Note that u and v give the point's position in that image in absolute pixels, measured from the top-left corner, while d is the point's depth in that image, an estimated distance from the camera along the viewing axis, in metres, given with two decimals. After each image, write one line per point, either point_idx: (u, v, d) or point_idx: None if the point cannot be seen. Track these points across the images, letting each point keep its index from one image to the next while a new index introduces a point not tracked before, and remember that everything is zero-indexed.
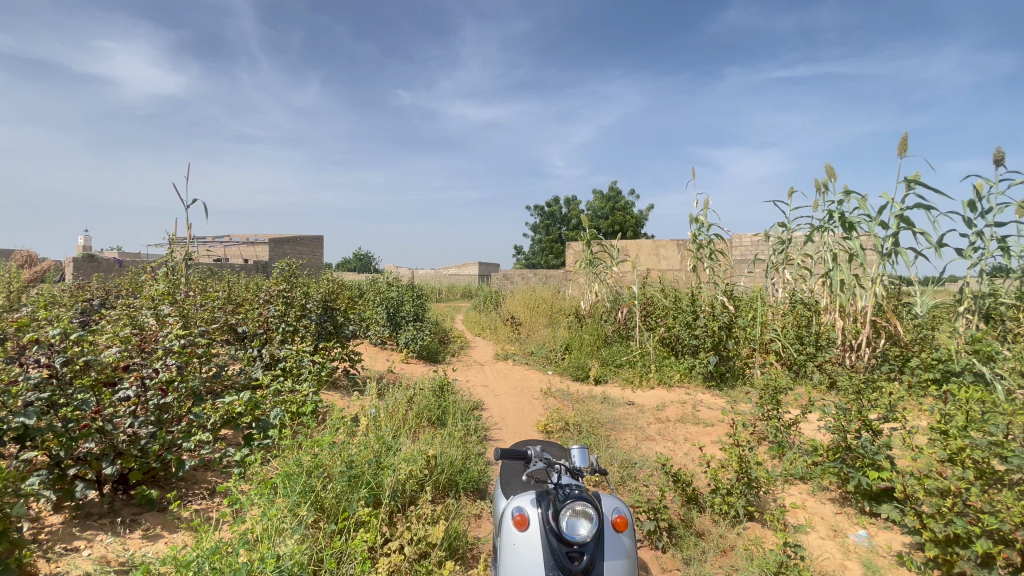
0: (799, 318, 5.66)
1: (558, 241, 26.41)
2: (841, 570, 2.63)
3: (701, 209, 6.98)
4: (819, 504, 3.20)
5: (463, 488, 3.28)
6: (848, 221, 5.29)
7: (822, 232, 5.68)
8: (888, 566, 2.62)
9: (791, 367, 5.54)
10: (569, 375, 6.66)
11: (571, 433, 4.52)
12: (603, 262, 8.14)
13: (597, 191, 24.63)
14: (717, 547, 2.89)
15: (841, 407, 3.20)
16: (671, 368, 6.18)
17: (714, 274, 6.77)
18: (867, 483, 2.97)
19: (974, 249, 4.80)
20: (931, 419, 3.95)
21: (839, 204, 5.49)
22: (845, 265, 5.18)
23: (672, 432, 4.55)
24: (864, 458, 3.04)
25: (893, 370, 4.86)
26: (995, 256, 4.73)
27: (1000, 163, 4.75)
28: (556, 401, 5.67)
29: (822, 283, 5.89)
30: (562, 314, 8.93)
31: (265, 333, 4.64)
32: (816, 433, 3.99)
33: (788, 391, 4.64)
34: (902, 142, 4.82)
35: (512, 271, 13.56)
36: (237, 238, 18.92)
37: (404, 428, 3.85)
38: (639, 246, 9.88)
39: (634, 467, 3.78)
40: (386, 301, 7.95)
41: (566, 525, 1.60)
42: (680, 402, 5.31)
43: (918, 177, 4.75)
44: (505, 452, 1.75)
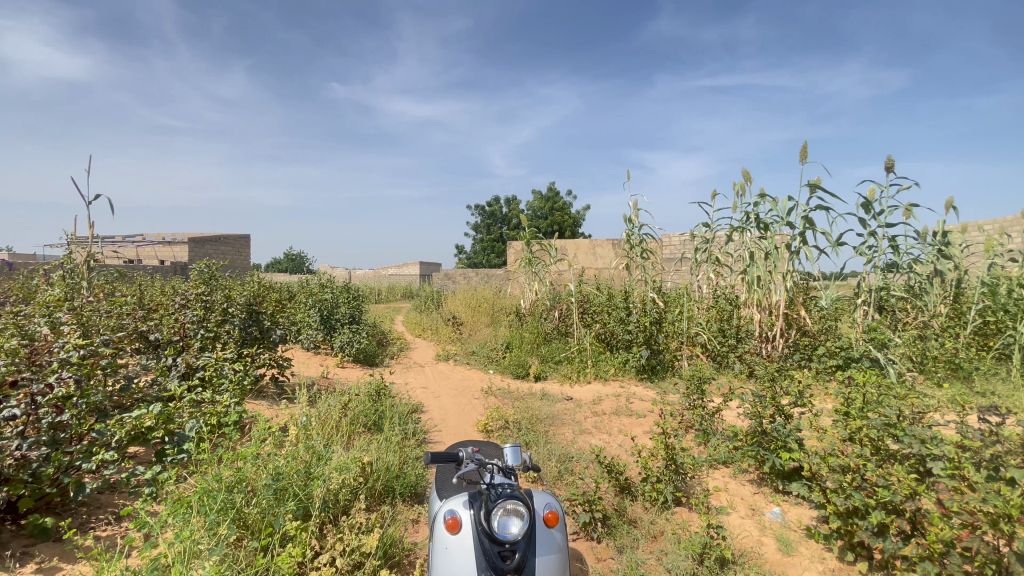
0: (721, 312, 6.03)
1: (500, 240, 26.57)
2: (758, 546, 2.83)
3: (633, 210, 7.28)
4: (740, 486, 3.44)
5: (400, 493, 3.20)
6: (763, 221, 5.72)
7: (741, 232, 6.09)
8: (799, 539, 2.86)
9: (715, 358, 5.89)
10: (510, 373, 6.71)
11: (511, 431, 4.55)
12: (542, 261, 8.30)
13: (537, 191, 24.99)
14: (649, 533, 3.02)
15: (758, 395, 3.47)
16: (607, 363, 6.39)
17: (645, 272, 7.06)
18: (780, 463, 3.21)
19: (869, 247, 5.33)
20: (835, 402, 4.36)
21: (754, 206, 5.92)
22: (760, 263, 5.59)
23: (608, 424, 4.71)
24: (778, 440, 3.29)
25: (803, 358, 5.30)
26: (886, 254, 5.27)
27: (890, 170, 5.31)
28: (496, 400, 5.69)
29: (741, 280, 6.31)
30: (503, 313, 8.99)
31: (182, 340, 4.35)
32: (737, 419, 4.28)
33: (712, 381, 4.97)
34: (804, 149, 5.27)
35: (454, 270, 13.48)
36: (153, 238, 17.55)
37: (339, 435, 3.71)
38: (578, 245, 10.13)
39: (571, 460, 3.89)
40: (319, 303, 7.61)
41: (498, 524, 1.60)
42: (615, 395, 5.51)
43: (820, 181, 5.21)
44: (436, 455, 1.71)
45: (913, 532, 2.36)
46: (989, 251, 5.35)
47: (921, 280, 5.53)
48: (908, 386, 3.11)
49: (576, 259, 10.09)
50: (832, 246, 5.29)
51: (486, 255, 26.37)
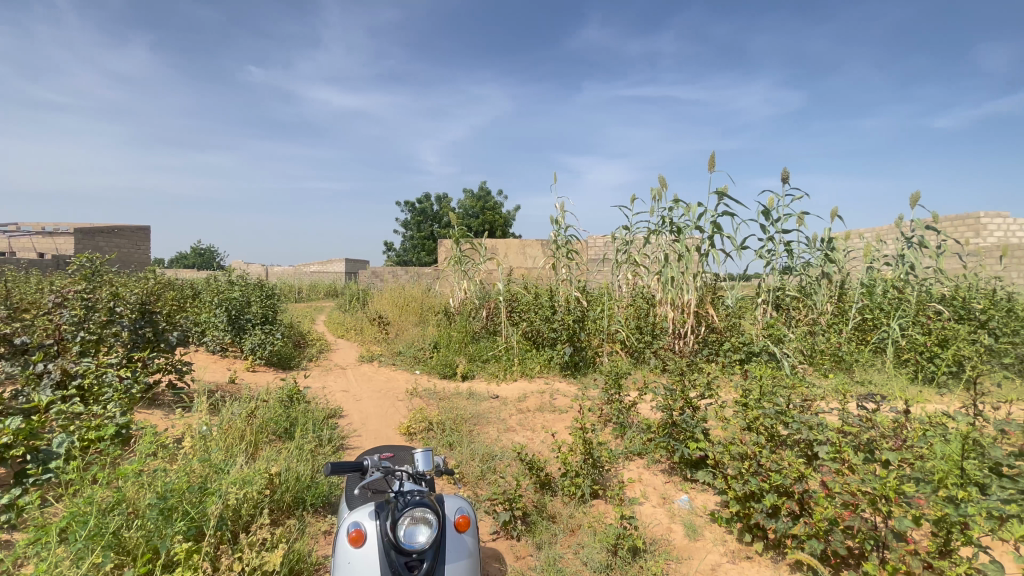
0: (639, 311, 6.33)
1: (430, 238, 26.12)
2: (667, 533, 2.99)
3: (559, 211, 7.42)
4: (653, 476, 3.62)
5: (311, 504, 3.02)
6: (677, 225, 6.07)
7: (657, 235, 6.42)
8: (704, 524, 3.05)
9: (633, 354, 6.17)
10: (436, 373, 6.59)
11: (434, 433, 4.47)
12: (471, 260, 8.26)
13: (469, 190, 24.85)
14: (567, 527, 3.08)
15: (669, 388, 3.67)
16: (532, 360, 6.47)
17: (570, 272, 7.25)
18: (688, 453, 3.40)
19: (767, 251, 5.83)
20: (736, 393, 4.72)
21: (669, 211, 6.28)
22: (674, 264, 5.93)
23: (532, 421, 4.77)
24: (687, 431, 3.49)
25: (711, 353, 5.69)
26: (782, 257, 5.77)
27: (786, 181, 5.84)
28: (421, 401, 5.57)
29: (657, 280, 6.66)
30: (431, 312, 8.82)
31: (56, 344, 3.83)
32: (651, 412, 4.51)
33: (629, 376, 5.19)
34: (713, 158, 5.66)
35: (382, 268, 13.06)
36: (28, 228, 15.36)
37: (244, 445, 3.44)
38: (508, 245, 10.18)
39: (494, 459, 3.89)
40: (227, 303, 7.03)
41: (404, 534, 1.53)
42: (539, 392, 5.59)
43: (726, 189, 5.61)
44: (337, 465, 1.62)
45: (801, 512, 2.58)
46: (866, 255, 6.03)
47: (812, 281, 6.13)
48: (796, 377, 3.43)
49: (505, 258, 10.14)
50: (736, 249, 5.72)
51: (415, 253, 25.82)
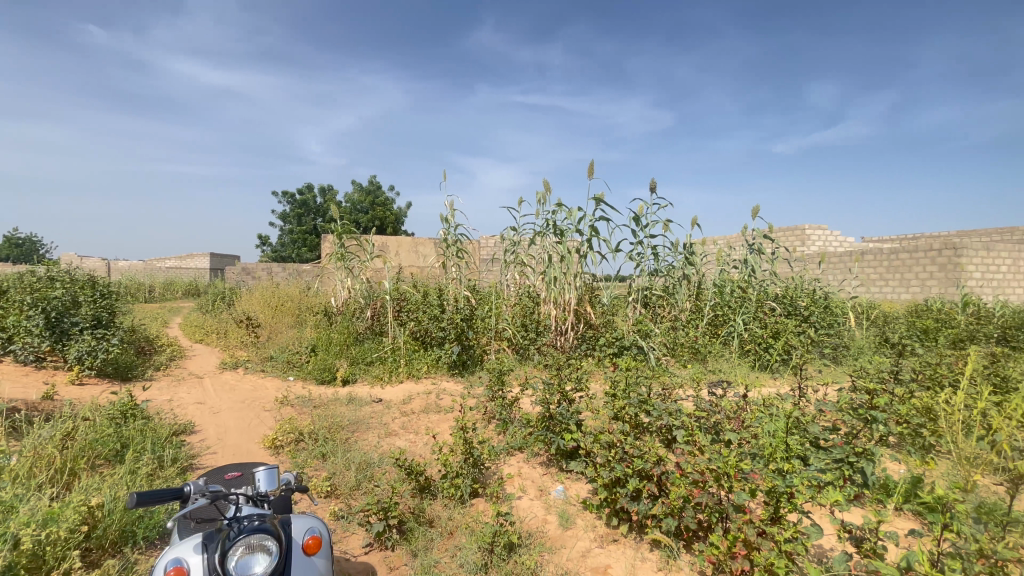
0: (524, 309, 6.48)
1: (313, 233, 24.32)
2: (542, 525, 3.07)
3: (447, 210, 7.33)
4: (532, 469, 3.70)
5: (143, 538, 2.56)
6: (559, 228, 6.33)
7: (542, 236, 6.64)
8: (576, 512, 3.18)
9: (518, 351, 6.30)
10: (313, 379, 6.09)
11: (307, 443, 4.11)
12: (355, 257, 7.81)
13: (356, 183, 23.61)
14: (445, 530, 3.01)
15: (548, 383, 3.79)
16: (419, 361, 6.29)
17: (459, 271, 7.20)
18: (563, 444, 3.53)
19: (638, 254, 6.33)
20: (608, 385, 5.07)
21: (553, 213, 6.53)
22: (556, 264, 6.17)
23: (415, 424, 4.62)
24: (563, 423, 3.62)
25: (588, 348, 6.02)
26: (649, 260, 6.30)
27: (653, 191, 6.38)
28: (293, 409, 5.10)
29: (541, 279, 6.88)
30: (309, 312, 8.17)
31: None
32: (532, 407, 4.64)
33: (513, 374, 5.29)
34: (591, 166, 5.99)
35: (255, 264, 11.84)
36: None
37: (57, 477, 2.83)
38: (400, 243, 9.81)
39: (372, 466, 3.68)
40: (43, 303, 5.78)
41: (235, 567, 1.35)
42: (425, 393, 5.45)
43: (603, 195, 5.98)
44: (143, 496, 1.36)
45: (659, 493, 2.75)
46: (718, 259, 6.82)
47: (674, 281, 6.79)
48: (658, 368, 3.76)
49: (396, 256, 9.76)
50: (611, 251, 6.12)
51: (296, 249, 23.87)
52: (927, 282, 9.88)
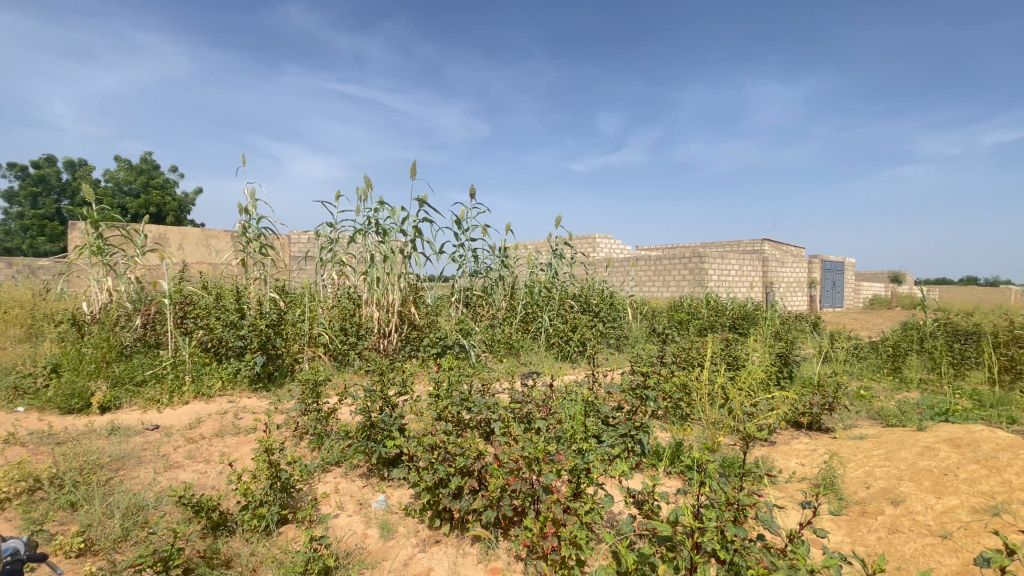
0: (344, 312, 6.09)
1: (52, 219, 18.86)
2: (362, 540, 2.91)
3: (250, 201, 6.45)
4: (350, 483, 3.50)
5: None
6: (381, 227, 6.12)
7: (362, 235, 6.32)
8: (398, 519, 3.11)
9: (336, 357, 5.87)
10: (53, 408, 4.71)
11: (43, 495, 3.15)
12: (121, 252, 6.32)
13: (121, 160, 19.14)
14: (246, 568, 2.63)
15: (369, 390, 3.63)
16: (210, 376, 5.37)
17: (265, 270, 6.39)
18: (384, 452, 3.42)
19: (459, 256, 6.50)
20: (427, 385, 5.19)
21: (374, 212, 6.28)
22: (378, 265, 5.94)
23: (205, 451, 3.94)
24: (385, 430, 3.50)
25: (411, 350, 5.93)
26: (470, 262, 6.52)
27: (474, 196, 6.62)
28: (18, 448, 3.87)
29: (362, 280, 6.56)
30: (47, 322, 6.31)
31: None
32: (350, 418, 4.39)
33: (328, 384, 4.94)
34: (415, 166, 5.93)
35: None
36: None
37: None
38: (184, 235, 8.31)
39: (145, 510, 3.02)
40: None
41: None
42: (219, 413, 4.70)
43: (426, 197, 5.98)
44: None
45: (479, 488, 2.84)
46: (529, 262, 7.41)
47: (491, 281, 7.16)
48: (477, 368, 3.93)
49: (180, 251, 8.23)
50: (434, 253, 6.16)
51: (24, 239, 18.21)
52: (681, 282, 12.39)
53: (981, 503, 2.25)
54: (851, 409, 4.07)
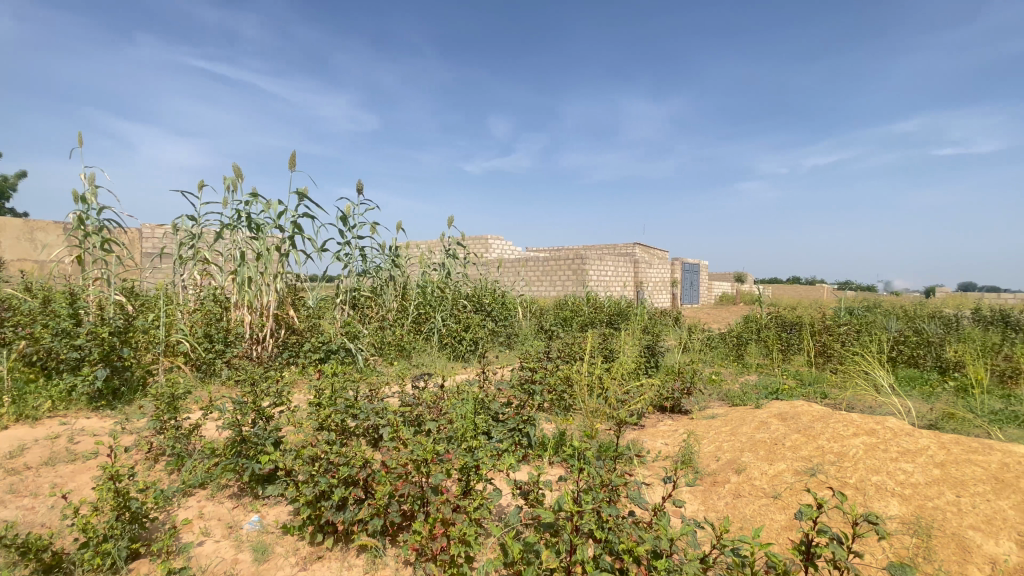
0: (208, 316, 5.45)
1: None
2: (231, 567, 2.63)
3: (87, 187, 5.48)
4: (217, 506, 3.15)
5: None
6: (254, 222, 5.58)
7: (231, 230, 5.71)
8: (275, 539, 2.86)
9: (199, 367, 5.25)
10: None
11: None
12: None
13: None
14: None
15: (239, 402, 3.28)
16: (36, 395, 4.37)
17: (107, 268, 5.48)
18: (258, 469, 3.13)
19: (344, 255, 6.17)
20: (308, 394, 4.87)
21: (246, 205, 5.71)
22: (251, 263, 5.41)
23: (29, 483, 3.27)
24: (258, 445, 3.21)
25: (290, 356, 5.48)
26: (357, 262, 6.24)
27: (360, 192, 6.33)
28: None
29: (232, 281, 5.92)
30: None
31: None
32: (218, 433, 3.96)
33: (190, 398, 4.40)
34: (293, 157, 5.50)
35: None
36: None
37: None
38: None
39: None
40: None
41: None
42: (49, 438, 3.84)
43: (306, 191, 5.58)
44: None
45: (365, 496, 2.73)
46: (420, 262, 7.30)
47: (380, 282, 6.92)
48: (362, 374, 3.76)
49: None
50: (316, 252, 5.78)
51: None
52: (566, 283, 13.12)
53: (801, 466, 2.71)
54: (706, 392, 4.64)
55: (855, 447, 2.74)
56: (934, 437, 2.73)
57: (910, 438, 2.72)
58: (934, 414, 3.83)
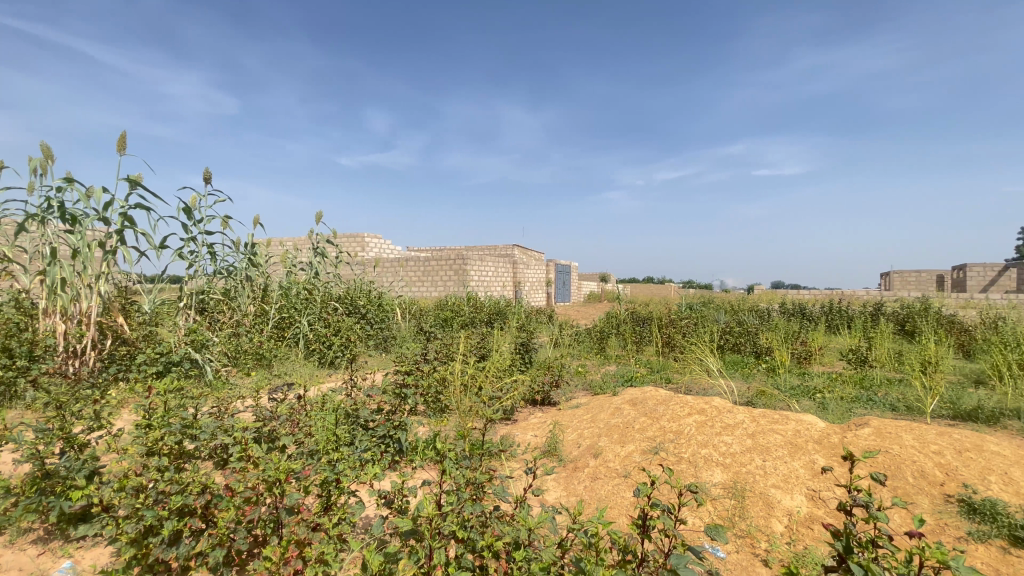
0: (7, 326, 4.41)
1: None
2: None
3: None
4: (14, 556, 2.57)
5: None
6: (67, 212, 4.64)
7: (35, 221, 4.68)
8: None
9: None
10: None
11: None
12: None
13: None
14: None
15: (41, 428, 2.68)
16: None
17: None
18: (69, 506, 2.59)
19: (190, 253, 5.41)
20: (134, 414, 4.19)
21: (56, 191, 4.73)
22: (65, 263, 4.47)
23: None
24: (68, 479, 2.64)
25: (120, 371, 4.53)
26: (206, 261, 5.51)
27: (208, 182, 5.62)
28: None
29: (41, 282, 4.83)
30: None
31: None
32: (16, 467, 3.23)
33: None
34: (122, 138, 4.69)
35: None
36: None
37: None
38: None
39: None
40: None
41: None
42: None
43: (140, 178, 4.79)
44: None
45: (205, 527, 2.38)
46: (285, 262, 6.69)
47: (236, 283, 6.21)
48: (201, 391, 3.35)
49: None
50: (153, 249, 4.99)
51: None
52: (447, 283, 13.11)
53: (647, 446, 3.02)
54: (571, 383, 4.96)
55: (690, 425, 3.12)
56: (748, 412, 3.21)
57: (731, 414, 3.18)
58: (751, 392, 4.54)
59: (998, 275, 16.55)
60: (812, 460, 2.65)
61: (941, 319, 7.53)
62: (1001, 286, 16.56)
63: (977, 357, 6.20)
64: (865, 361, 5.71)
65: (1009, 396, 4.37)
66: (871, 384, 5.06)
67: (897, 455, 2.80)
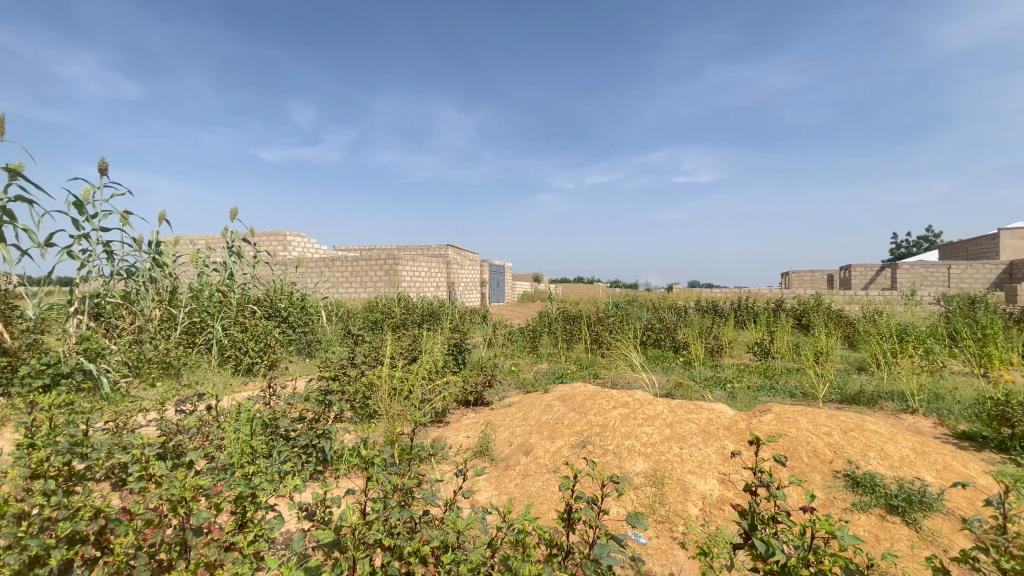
0: None
1: None
2: None
3: None
4: None
5: None
6: None
7: None
8: None
9: None
10: None
11: None
12: None
13: None
14: None
15: None
16: None
17: None
18: None
19: (82, 251, 4.83)
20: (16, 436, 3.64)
21: None
22: None
23: None
24: None
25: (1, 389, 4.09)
26: (102, 261, 4.95)
27: (104, 173, 5.06)
28: None
29: None
30: None
31: None
32: None
33: None
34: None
35: None
36: None
37: None
38: None
39: None
40: None
41: None
42: None
43: (22, 167, 4.23)
44: None
45: (101, 555, 2.12)
46: (196, 262, 6.15)
47: (139, 286, 5.57)
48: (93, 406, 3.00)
49: None
50: (37, 247, 4.40)
51: None
52: (378, 283, 12.75)
53: (575, 440, 3.11)
54: (503, 382, 5.01)
55: (614, 418, 3.25)
56: (667, 403, 3.41)
57: (651, 406, 3.36)
58: (670, 384, 4.83)
59: (876, 274, 18.79)
60: (723, 446, 2.86)
61: (829, 313, 8.46)
62: (878, 285, 18.82)
63: (859, 346, 7.03)
64: (768, 352, 6.28)
65: (884, 380, 4.99)
66: (773, 374, 5.57)
67: (794, 438, 3.10)
